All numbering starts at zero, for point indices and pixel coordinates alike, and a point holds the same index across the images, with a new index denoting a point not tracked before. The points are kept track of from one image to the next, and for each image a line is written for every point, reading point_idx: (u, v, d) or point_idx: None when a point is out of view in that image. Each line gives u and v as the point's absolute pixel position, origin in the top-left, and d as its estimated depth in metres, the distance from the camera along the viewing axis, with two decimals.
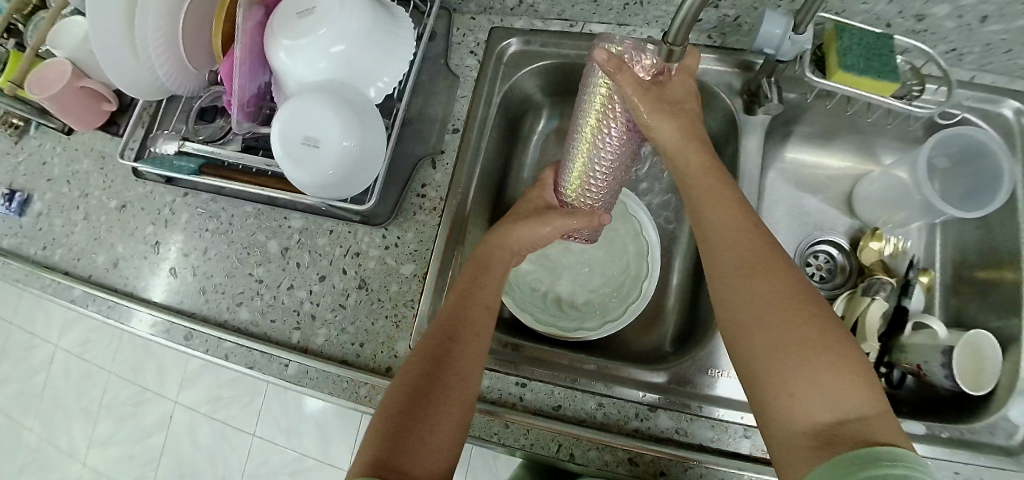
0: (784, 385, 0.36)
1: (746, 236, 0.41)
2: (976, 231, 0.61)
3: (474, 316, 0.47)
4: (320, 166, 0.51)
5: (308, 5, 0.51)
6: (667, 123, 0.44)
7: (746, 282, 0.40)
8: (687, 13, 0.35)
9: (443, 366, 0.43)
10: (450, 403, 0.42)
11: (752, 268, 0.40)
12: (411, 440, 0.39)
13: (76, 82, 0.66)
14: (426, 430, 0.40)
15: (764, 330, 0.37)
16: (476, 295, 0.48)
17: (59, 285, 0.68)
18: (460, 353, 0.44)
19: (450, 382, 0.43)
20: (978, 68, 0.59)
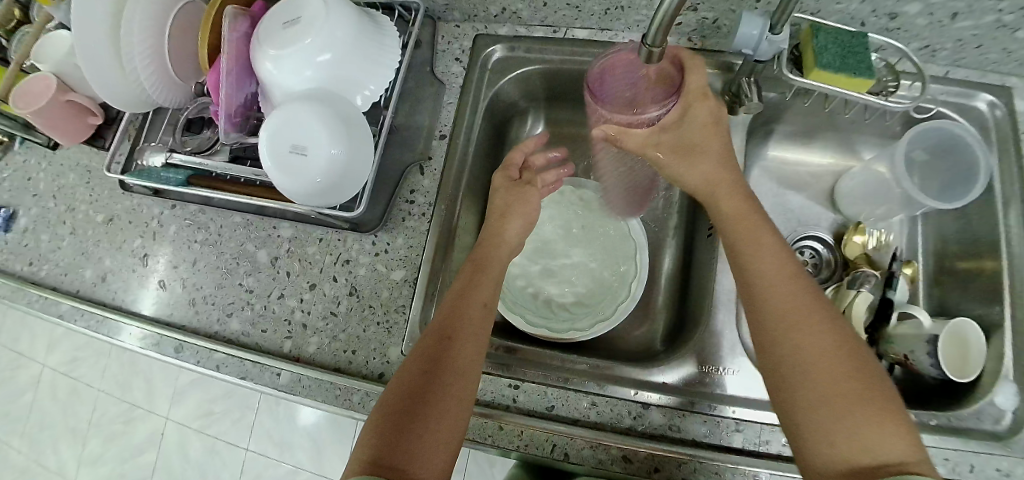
0: (822, 429, 0.37)
1: (782, 278, 0.44)
2: (956, 223, 0.63)
3: (476, 318, 0.47)
4: (308, 174, 0.51)
5: (293, 16, 0.51)
6: (702, 160, 0.50)
7: (784, 325, 0.42)
8: (663, 16, 0.36)
9: (446, 371, 0.43)
10: (454, 414, 0.42)
11: (790, 313, 0.42)
12: (420, 454, 0.39)
13: (61, 96, 0.65)
14: (433, 441, 0.40)
15: (800, 372, 0.40)
16: (480, 299, 0.48)
17: (46, 301, 0.68)
18: (466, 359, 0.44)
19: (452, 392, 0.42)
20: (950, 64, 0.61)
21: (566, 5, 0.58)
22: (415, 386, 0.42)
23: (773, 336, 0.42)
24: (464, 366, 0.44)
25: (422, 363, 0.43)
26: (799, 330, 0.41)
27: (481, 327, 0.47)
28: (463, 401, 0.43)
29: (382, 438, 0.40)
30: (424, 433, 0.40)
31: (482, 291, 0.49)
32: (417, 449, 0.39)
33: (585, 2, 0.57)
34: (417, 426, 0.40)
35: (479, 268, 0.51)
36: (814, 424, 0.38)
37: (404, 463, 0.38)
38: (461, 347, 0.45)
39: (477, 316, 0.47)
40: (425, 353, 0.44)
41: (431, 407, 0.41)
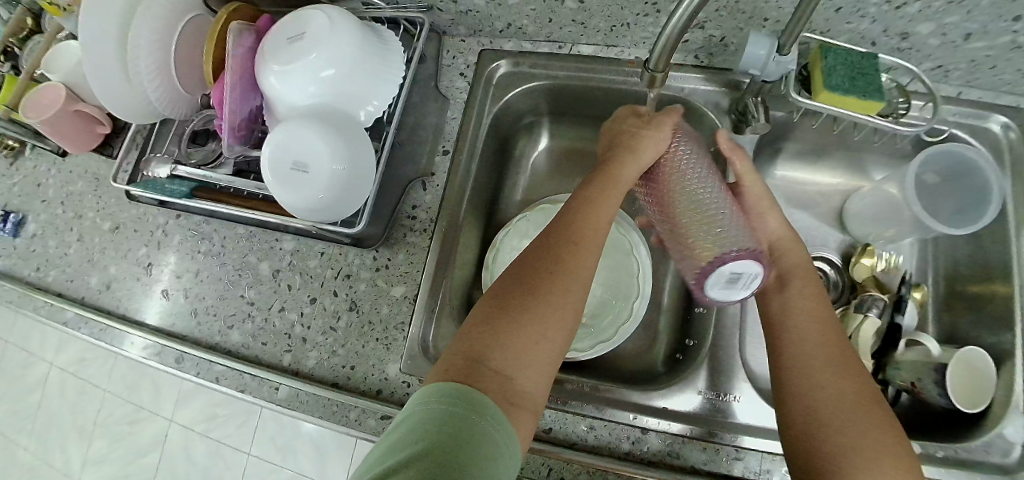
0: (839, 440, 0.37)
1: (823, 302, 0.46)
2: (967, 246, 0.62)
3: (598, 235, 0.45)
4: (309, 190, 0.51)
5: (298, 31, 0.52)
6: (771, 215, 0.52)
7: (816, 338, 0.43)
8: (667, 40, 0.36)
9: (563, 286, 0.41)
10: (558, 332, 0.40)
11: (827, 331, 0.43)
12: (526, 363, 0.38)
13: (70, 106, 0.66)
14: (538, 358, 0.39)
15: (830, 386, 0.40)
16: (604, 214, 0.46)
17: (53, 308, 0.69)
18: (581, 278, 0.43)
19: (559, 312, 0.41)
20: (963, 84, 0.60)
21: (572, 22, 0.58)
22: (527, 289, 0.41)
23: (811, 343, 0.43)
24: (581, 283, 0.42)
25: (540, 268, 0.42)
26: (831, 347, 0.42)
27: (599, 243, 0.45)
28: (572, 323, 0.41)
29: (487, 334, 0.39)
30: (533, 343, 0.39)
31: (606, 206, 0.47)
32: (521, 361, 0.38)
33: (591, 18, 0.57)
34: (523, 335, 0.39)
35: (604, 184, 0.48)
36: (829, 432, 0.38)
37: (508, 369, 0.38)
38: (581, 259, 0.43)
39: (599, 231, 0.45)
40: (541, 259, 0.43)
41: (542, 316, 0.40)
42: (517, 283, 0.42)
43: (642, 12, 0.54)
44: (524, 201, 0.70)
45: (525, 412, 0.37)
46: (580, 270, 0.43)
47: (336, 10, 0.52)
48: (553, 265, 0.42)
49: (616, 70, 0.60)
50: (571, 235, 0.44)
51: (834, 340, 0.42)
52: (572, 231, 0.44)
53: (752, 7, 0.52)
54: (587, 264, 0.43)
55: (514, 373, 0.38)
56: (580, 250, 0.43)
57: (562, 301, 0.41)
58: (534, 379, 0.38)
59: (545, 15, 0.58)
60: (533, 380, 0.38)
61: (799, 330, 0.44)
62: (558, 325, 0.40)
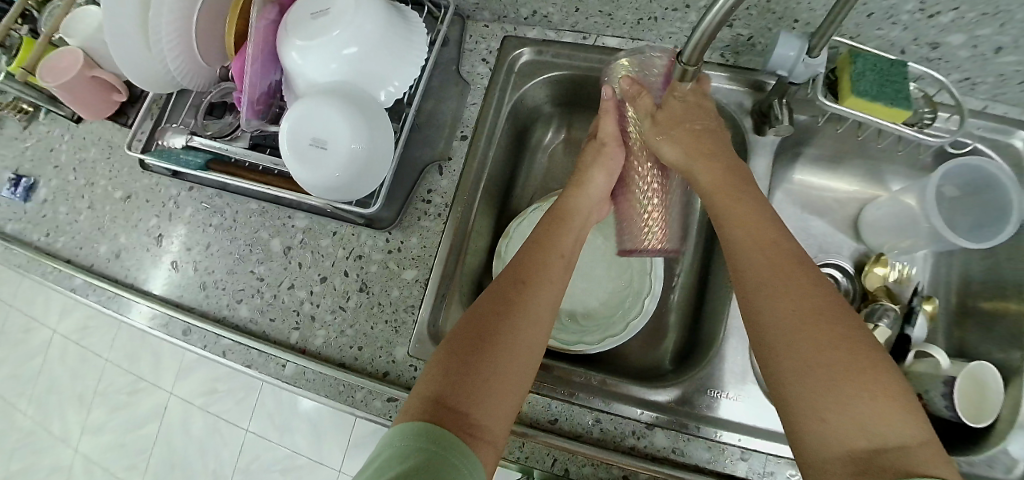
0: (817, 402, 0.34)
1: (769, 241, 0.42)
2: (982, 262, 0.61)
3: (555, 270, 0.48)
4: (326, 168, 0.50)
5: (322, 6, 0.51)
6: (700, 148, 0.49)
7: (770, 290, 0.39)
8: (701, 35, 0.36)
9: (517, 320, 0.43)
10: (515, 365, 0.41)
11: (780, 277, 0.39)
12: (484, 393, 0.39)
13: (88, 71, 0.66)
14: (496, 391, 0.40)
15: (791, 349, 0.37)
16: (557, 251, 0.49)
17: (60, 274, 0.68)
18: (535, 314, 0.44)
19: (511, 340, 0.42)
20: (989, 98, 0.59)
21: (598, 12, 0.57)
22: (480, 325, 0.42)
23: (765, 300, 0.39)
24: (535, 320, 0.44)
25: (490, 304, 0.44)
26: (788, 295, 0.39)
27: (553, 279, 0.47)
28: (529, 354, 0.43)
29: (448, 374, 0.40)
30: (491, 378, 0.40)
31: (561, 244, 0.50)
32: (483, 399, 0.39)
33: (618, 10, 0.56)
34: (481, 373, 0.40)
35: (555, 226, 0.51)
36: (804, 396, 0.35)
37: (468, 407, 0.38)
38: (535, 293, 0.45)
39: (555, 268, 0.48)
40: (492, 297, 0.45)
41: (500, 351, 0.41)
42: (469, 325, 0.43)
43: (671, 7, 0.54)
44: (538, 192, 0.69)
45: (486, 444, 0.38)
46: (533, 306, 0.44)
47: None
48: (502, 301, 0.44)
49: None
50: (522, 274, 0.46)
51: (788, 286, 0.39)
52: (523, 271, 0.46)
53: (783, 7, 0.51)
54: (540, 297, 0.45)
55: (473, 408, 0.38)
56: (533, 286, 0.45)
57: (519, 337, 0.42)
58: (492, 409, 0.39)
59: (572, 4, 0.57)
60: (492, 414, 0.39)
61: (753, 286, 0.41)
62: (519, 364, 0.42)
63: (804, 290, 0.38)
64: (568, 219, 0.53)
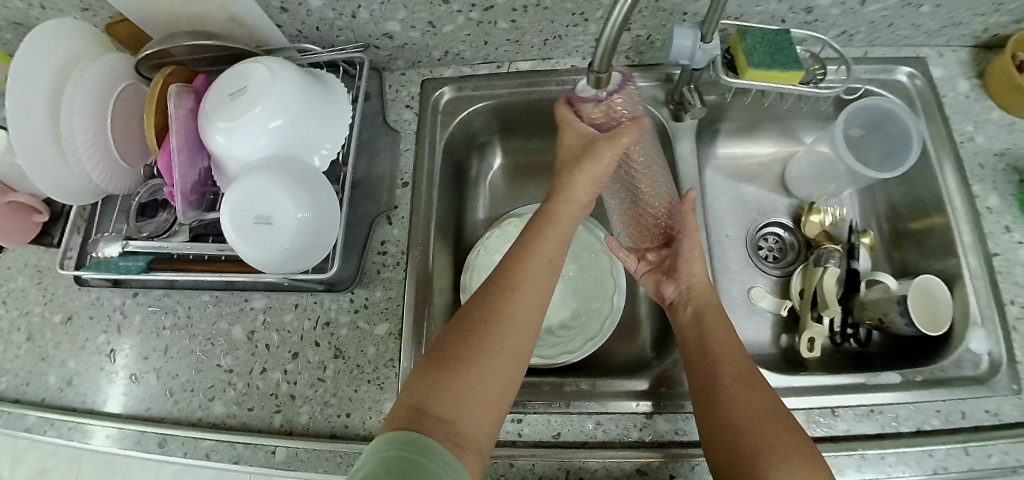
0: (764, 441, 0.40)
1: (737, 347, 0.47)
2: (900, 188, 0.69)
3: (540, 272, 0.46)
4: (276, 243, 0.50)
5: (238, 86, 0.51)
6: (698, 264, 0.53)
7: (730, 356, 0.46)
8: (608, 39, 0.39)
9: (501, 327, 0.43)
10: (499, 377, 0.41)
11: (743, 370, 0.45)
12: (468, 401, 0.39)
13: (3, 197, 0.63)
14: (484, 403, 0.40)
15: (747, 424, 0.41)
16: (547, 254, 0.47)
17: (11, 416, 0.64)
18: (521, 319, 0.44)
19: (494, 355, 0.41)
20: (867, 44, 0.67)
21: (507, 41, 0.60)
22: (465, 336, 0.42)
23: (730, 364, 0.45)
24: (521, 329, 0.43)
25: (475, 316, 0.43)
26: (744, 364, 0.46)
27: (540, 287, 0.45)
28: (515, 362, 0.42)
29: (433, 383, 0.40)
30: (474, 389, 0.40)
31: (549, 247, 0.47)
32: (470, 410, 0.39)
33: (524, 35, 0.59)
34: (462, 384, 0.39)
35: (542, 221, 0.49)
36: (756, 449, 0.40)
37: (451, 413, 0.38)
38: (521, 301, 0.44)
39: (541, 275, 0.46)
40: (478, 307, 0.44)
41: (482, 363, 0.41)
42: (455, 336, 0.43)
43: (571, 23, 0.57)
44: (488, 220, 0.71)
45: (473, 453, 0.38)
46: (518, 312, 0.43)
47: (274, 60, 0.52)
48: (484, 316, 0.43)
49: (557, 80, 0.62)
50: (501, 284, 0.45)
51: (744, 360, 0.46)
52: (511, 277, 0.45)
53: (670, 4, 0.56)
54: (522, 299, 0.44)
55: (457, 416, 0.38)
56: (517, 288, 0.45)
57: (504, 343, 0.42)
58: (477, 421, 0.39)
59: (479, 39, 0.60)
60: (475, 421, 0.39)
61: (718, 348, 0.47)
62: (504, 372, 0.41)
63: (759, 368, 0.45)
64: (557, 217, 0.49)
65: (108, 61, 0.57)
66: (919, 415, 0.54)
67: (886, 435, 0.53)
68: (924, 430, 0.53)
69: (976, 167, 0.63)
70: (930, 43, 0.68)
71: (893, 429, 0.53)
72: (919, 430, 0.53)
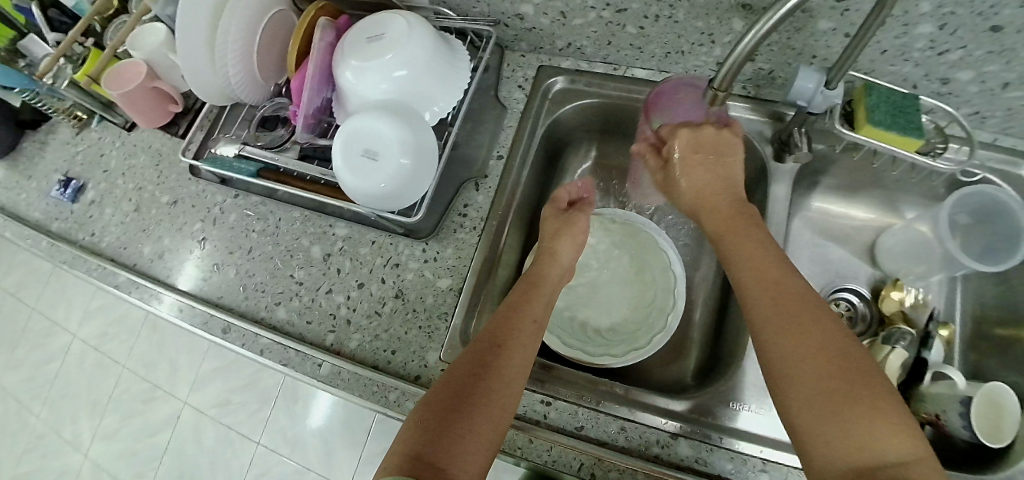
0: (807, 390, 0.38)
1: (780, 282, 0.44)
2: (995, 288, 0.65)
3: (526, 330, 0.48)
4: (375, 178, 0.54)
5: (378, 32, 0.56)
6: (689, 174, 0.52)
7: (782, 338, 0.41)
8: (741, 52, 0.41)
9: (494, 381, 0.44)
10: (488, 426, 0.42)
11: (781, 309, 0.42)
12: (463, 449, 0.40)
13: (149, 82, 0.71)
14: (478, 448, 0.41)
15: (791, 371, 0.40)
16: (531, 314, 0.50)
17: (106, 271, 0.72)
18: (510, 378, 0.45)
19: (481, 403, 0.43)
20: (1000, 131, 0.64)
21: (629, 46, 0.61)
22: (462, 386, 0.43)
23: (776, 345, 0.41)
24: (511, 382, 0.45)
25: (465, 367, 0.45)
26: (796, 335, 0.40)
27: (525, 344, 0.47)
28: (503, 413, 0.43)
29: (430, 430, 0.41)
30: (466, 435, 0.41)
31: (533, 309, 0.51)
32: (461, 455, 0.40)
33: (648, 44, 0.60)
34: (454, 431, 0.41)
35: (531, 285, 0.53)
36: (805, 407, 0.38)
37: (442, 459, 0.39)
38: (509, 355, 0.46)
39: (528, 333, 0.48)
40: (468, 359, 0.46)
41: (476, 413, 0.42)
42: (447, 387, 0.44)
43: (699, 41, 0.58)
44: None
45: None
46: (507, 362, 0.45)
47: (414, 16, 0.56)
48: (474, 365, 0.45)
49: None
50: (493, 344, 0.47)
51: (789, 319, 0.41)
52: (500, 333, 0.47)
53: (803, 44, 0.56)
54: (513, 358, 0.46)
55: (447, 462, 0.39)
56: (507, 348, 0.46)
57: (494, 397, 0.43)
58: (472, 466, 0.40)
59: (605, 37, 0.61)
60: (467, 467, 0.39)
61: (764, 328, 0.42)
62: (493, 424, 0.42)
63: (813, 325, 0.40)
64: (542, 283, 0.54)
65: None
66: None
67: None
68: None
69: None
70: None
71: None
72: None
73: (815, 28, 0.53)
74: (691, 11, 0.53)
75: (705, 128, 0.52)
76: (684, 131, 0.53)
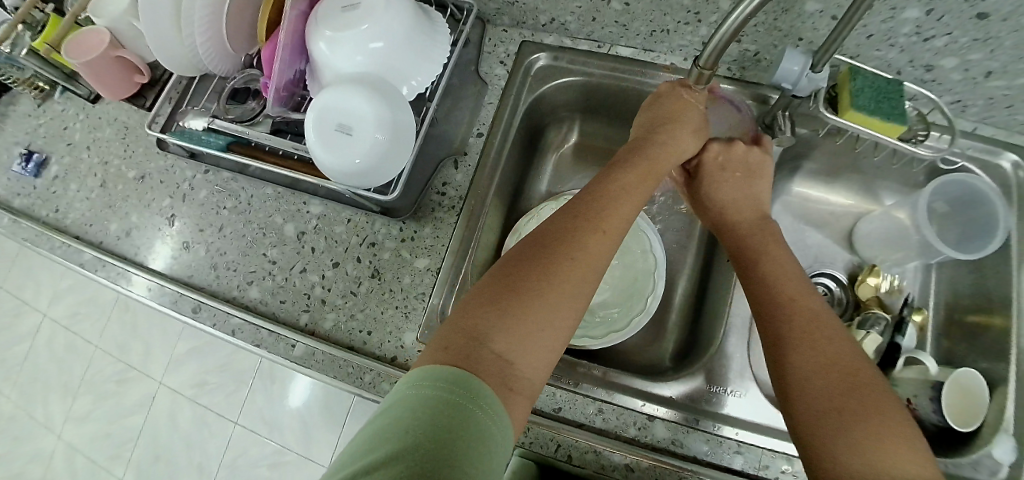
0: (820, 390, 0.37)
1: (799, 294, 0.44)
2: (968, 276, 0.66)
3: (609, 219, 0.43)
4: (350, 154, 0.52)
5: (353, 1, 0.54)
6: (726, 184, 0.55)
7: (802, 340, 0.41)
8: (727, 30, 0.39)
9: (567, 272, 0.39)
10: (555, 324, 0.38)
11: (803, 317, 0.42)
12: (528, 334, 0.36)
13: (113, 51, 0.68)
14: (542, 341, 0.37)
15: (806, 371, 0.39)
16: (615, 202, 0.44)
17: (70, 248, 0.70)
18: (584, 266, 0.40)
19: (548, 295, 0.38)
20: (979, 120, 0.65)
21: (614, 22, 0.60)
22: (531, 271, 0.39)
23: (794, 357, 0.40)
24: (585, 275, 0.40)
25: (531, 256, 0.40)
26: (816, 349, 0.40)
27: (608, 236, 0.42)
28: (571, 313, 0.39)
29: (494, 298, 0.37)
30: (533, 329, 0.36)
31: (617, 200, 0.44)
32: (520, 347, 0.36)
33: (633, 21, 0.59)
34: (524, 321, 0.36)
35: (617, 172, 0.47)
36: (815, 407, 0.37)
37: (506, 351, 0.35)
38: (588, 244, 0.41)
39: (611, 219, 0.43)
40: (537, 248, 0.41)
41: (542, 305, 0.37)
42: (512, 273, 0.39)
43: (685, 20, 0.56)
44: (546, 194, 0.71)
45: (522, 396, 0.35)
46: (584, 254, 0.40)
47: None
48: (544, 253, 0.40)
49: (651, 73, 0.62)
50: (564, 231, 0.41)
51: (812, 325, 0.41)
52: (577, 221, 0.42)
53: (790, 26, 0.55)
54: (591, 244, 0.40)
55: (510, 355, 0.35)
56: (582, 233, 0.41)
57: (560, 288, 0.38)
58: (535, 352, 0.36)
59: (589, 13, 0.60)
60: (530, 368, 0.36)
61: (784, 330, 0.42)
62: (561, 318, 0.38)
63: (835, 334, 0.40)
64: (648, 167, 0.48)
65: None
66: None
67: None
68: None
69: None
70: None
71: None
72: None
73: (803, 10, 0.52)
74: None
75: (735, 146, 0.55)
76: (733, 147, 0.55)
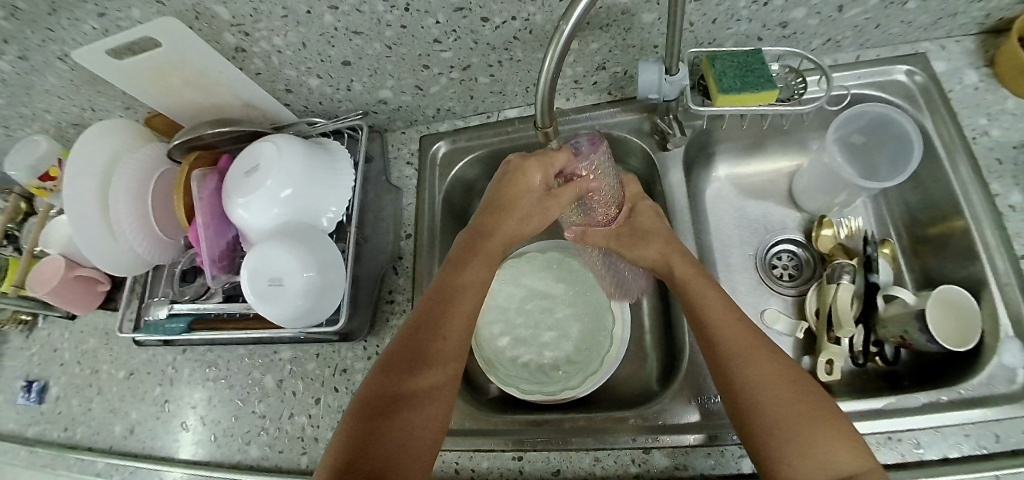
0: (769, 413, 0.41)
1: (729, 315, 0.48)
2: (913, 192, 0.67)
3: (464, 307, 0.50)
4: (289, 300, 0.55)
5: (253, 163, 0.58)
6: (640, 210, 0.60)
7: (743, 366, 0.44)
8: (544, 98, 0.42)
9: (424, 368, 0.46)
10: (427, 414, 0.44)
11: (739, 339, 0.46)
12: (401, 453, 0.42)
13: (72, 271, 0.73)
14: (411, 437, 0.43)
15: (752, 398, 0.43)
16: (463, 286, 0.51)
17: (86, 463, 0.73)
18: (438, 378, 0.46)
19: (417, 396, 0.44)
20: (859, 48, 0.67)
21: (491, 93, 0.64)
22: (397, 369, 0.45)
23: (730, 372, 0.44)
24: (444, 363, 0.47)
25: (396, 355, 0.46)
26: (753, 366, 0.44)
27: (462, 321, 0.49)
28: (439, 403, 0.45)
29: (364, 433, 0.42)
30: (405, 429, 0.43)
31: (469, 280, 0.51)
32: (400, 452, 0.42)
33: (507, 86, 0.63)
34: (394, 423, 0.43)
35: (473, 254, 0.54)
36: (769, 427, 0.41)
37: (383, 459, 0.41)
38: (446, 333, 0.48)
39: (464, 305, 0.50)
40: (402, 347, 0.47)
41: (411, 403, 0.44)
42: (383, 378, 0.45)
43: None
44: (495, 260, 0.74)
45: None
46: (439, 347, 0.47)
47: (282, 137, 0.58)
48: (406, 354, 0.46)
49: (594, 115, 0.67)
50: (424, 325, 0.48)
51: (746, 343, 0.45)
52: (432, 313, 0.49)
53: (639, 40, 0.57)
54: (442, 353, 0.47)
55: (391, 461, 0.41)
56: (429, 345, 0.47)
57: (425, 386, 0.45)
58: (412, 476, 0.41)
59: (465, 94, 0.64)
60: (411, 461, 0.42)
61: (728, 360, 0.45)
62: (427, 409, 0.44)
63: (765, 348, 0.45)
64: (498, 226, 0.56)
65: (145, 151, 0.65)
66: (946, 439, 0.51)
67: (910, 463, 0.51)
68: (953, 457, 0.50)
69: (993, 163, 0.61)
70: (929, 37, 0.66)
71: (917, 456, 0.51)
72: (946, 457, 0.50)
73: (642, 23, 0.55)
74: (526, 47, 0.55)
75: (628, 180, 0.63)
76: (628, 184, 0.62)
